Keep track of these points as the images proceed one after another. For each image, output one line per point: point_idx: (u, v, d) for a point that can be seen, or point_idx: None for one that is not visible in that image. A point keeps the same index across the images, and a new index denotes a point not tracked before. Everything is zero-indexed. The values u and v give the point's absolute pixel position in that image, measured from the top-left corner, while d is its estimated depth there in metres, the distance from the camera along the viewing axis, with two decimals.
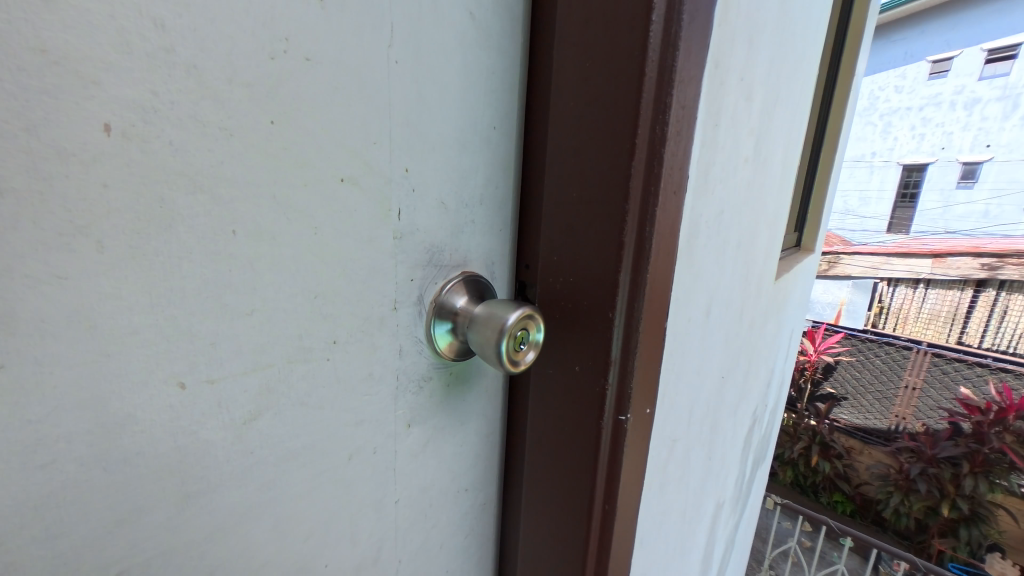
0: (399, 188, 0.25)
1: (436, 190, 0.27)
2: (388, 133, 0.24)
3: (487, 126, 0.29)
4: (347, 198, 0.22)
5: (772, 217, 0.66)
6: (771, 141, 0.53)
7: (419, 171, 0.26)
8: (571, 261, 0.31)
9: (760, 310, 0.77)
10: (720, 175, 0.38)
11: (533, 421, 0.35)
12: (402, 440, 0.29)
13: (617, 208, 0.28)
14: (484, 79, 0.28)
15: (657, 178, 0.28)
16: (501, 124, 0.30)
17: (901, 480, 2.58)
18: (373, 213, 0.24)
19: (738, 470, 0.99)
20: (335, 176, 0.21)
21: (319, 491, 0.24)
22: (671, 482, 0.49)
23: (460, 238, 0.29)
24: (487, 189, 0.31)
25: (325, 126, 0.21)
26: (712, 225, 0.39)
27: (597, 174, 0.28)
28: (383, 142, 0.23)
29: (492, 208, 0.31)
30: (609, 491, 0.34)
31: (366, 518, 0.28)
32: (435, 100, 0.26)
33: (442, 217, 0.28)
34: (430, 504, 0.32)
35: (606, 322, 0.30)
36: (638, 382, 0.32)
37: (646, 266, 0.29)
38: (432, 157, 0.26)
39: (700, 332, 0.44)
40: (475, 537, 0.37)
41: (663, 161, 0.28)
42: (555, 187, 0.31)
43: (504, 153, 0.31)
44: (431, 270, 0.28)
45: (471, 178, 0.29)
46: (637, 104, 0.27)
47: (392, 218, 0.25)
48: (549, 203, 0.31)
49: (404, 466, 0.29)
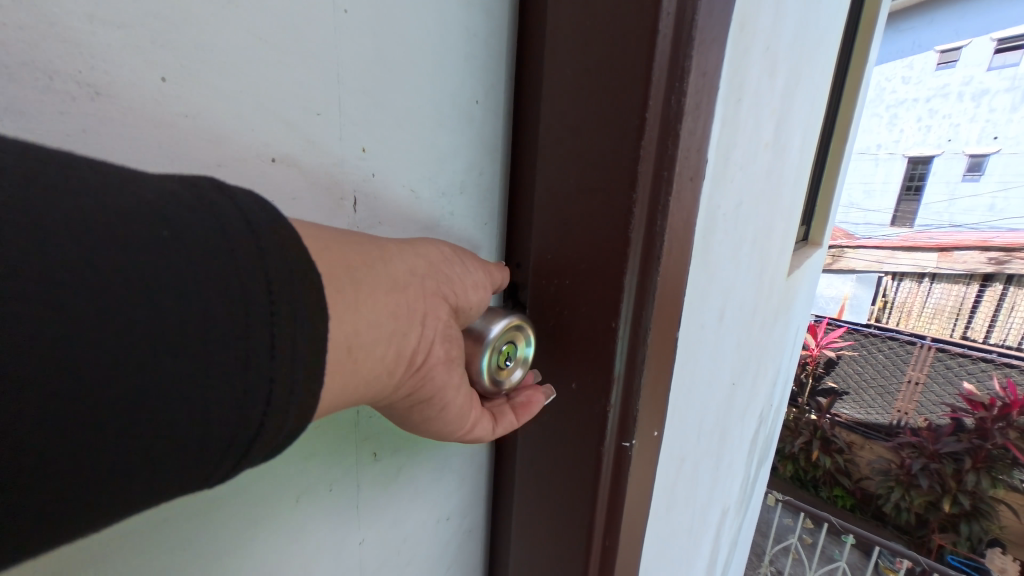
0: (356, 172, 0.20)
1: (404, 175, 0.22)
2: (337, 100, 0.19)
3: (469, 100, 0.25)
4: (283, 180, 0.18)
5: (788, 208, 0.61)
6: (791, 124, 0.48)
7: (384, 152, 0.21)
8: (569, 261, 0.26)
9: (772, 308, 0.72)
10: (740, 162, 0.33)
11: (524, 443, 0.31)
12: (367, 472, 0.25)
13: (622, 196, 0.23)
14: (465, 43, 0.24)
15: (670, 164, 0.23)
16: (485, 99, 0.26)
17: (902, 475, 2.56)
18: (322, 200, 0.19)
19: (744, 473, 0.95)
20: (263, 155, 0.17)
21: (259, 538, 0.21)
22: (676, 502, 0.44)
23: (434, 233, 0.25)
24: (470, 175, 0.26)
25: (250, 92, 0.16)
26: (730, 218, 0.34)
27: (600, 153, 0.24)
28: (331, 112, 0.19)
29: (476, 198, 0.27)
30: (611, 521, 0.29)
31: (336, 556, 0.25)
32: (401, 60, 0.21)
33: (414, 209, 0.23)
34: (405, 540, 0.28)
35: (607, 334, 0.25)
36: (644, 404, 0.28)
37: (656, 267, 0.25)
38: (401, 135, 0.22)
39: (713, 336, 0.39)
40: (461, 568, 0.33)
41: (677, 144, 0.23)
42: (546, 176, 0.26)
43: (490, 135, 0.27)
44: None
45: (448, 163, 0.25)
46: (648, 71, 0.22)
47: (347, 207, 0.20)
48: (542, 195, 0.26)
49: (376, 499, 0.26)
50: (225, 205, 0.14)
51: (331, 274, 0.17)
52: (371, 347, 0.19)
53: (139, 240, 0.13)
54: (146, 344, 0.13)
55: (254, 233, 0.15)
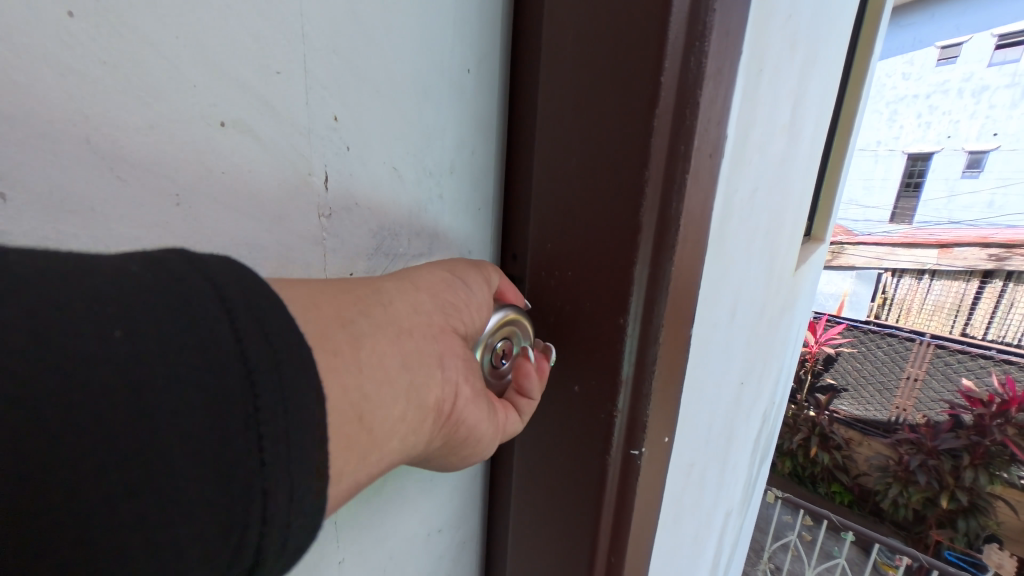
0: (326, 144, 0.18)
1: (385, 151, 0.20)
2: (298, 57, 0.17)
3: (459, 67, 0.22)
4: (235, 149, 0.16)
5: (796, 201, 0.58)
6: (804, 112, 0.45)
7: (360, 121, 0.19)
8: (572, 252, 0.23)
9: (778, 304, 0.70)
10: (758, 144, 0.30)
11: (523, 452, 0.28)
12: None
13: (632, 176, 0.21)
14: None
15: (688, 137, 0.21)
16: (479, 68, 0.23)
17: (901, 471, 2.55)
18: (286, 175, 0.17)
19: (747, 473, 0.92)
20: (210, 119, 0.15)
21: None
22: (682, 512, 0.41)
23: (422, 218, 0.23)
24: (461, 155, 0.24)
25: (194, 40, 0.14)
26: (745, 206, 0.32)
27: (607, 125, 0.21)
28: (292, 71, 0.17)
29: (468, 180, 0.24)
30: (616, 538, 0.27)
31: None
32: (378, 19, 0.19)
33: (397, 190, 0.21)
34: (391, 557, 0.26)
35: (614, 330, 0.23)
36: (655, 408, 0.25)
37: (670, 257, 0.22)
38: (378, 104, 0.19)
39: (725, 334, 0.37)
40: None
41: (696, 115, 0.20)
42: (544, 153, 0.23)
43: (485, 108, 0.24)
44: (380, 260, 0.22)
45: (436, 137, 0.22)
46: (664, 27, 0.19)
47: (316, 184, 0.18)
48: (540, 178, 0.24)
49: (361, 510, 0.23)
50: (195, 280, 0.13)
51: (325, 332, 0.16)
52: (383, 412, 0.17)
53: (83, 306, 0.11)
54: (118, 435, 0.11)
55: (223, 290, 0.13)
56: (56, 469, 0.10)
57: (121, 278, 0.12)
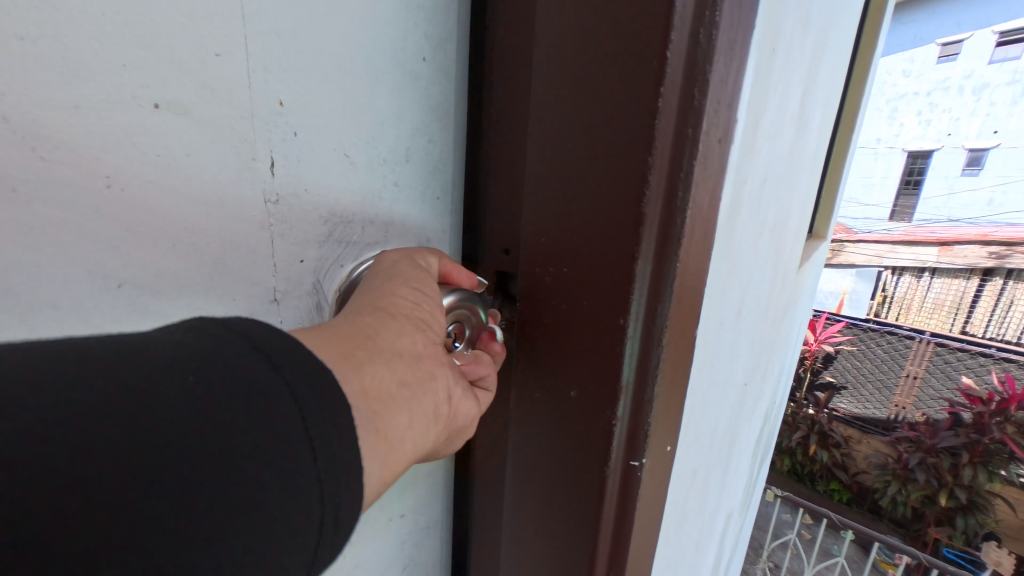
0: (271, 128, 0.18)
1: (334, 136, 0.20)
2: (239, 40, 0.17)
3: (415, 54, 0.22)
4: (169, 132, 0.16)
5: (803, 195, 0.56)
6: (813, 101, 0.43)
7: (306, 105, 0.19)
8: (566, 245, 0.22)
9: (782, 302, 0.68)
10: (768, 133, 0.28)
11: (516, 460, 0.26)
12: None
13: (627, 166, 0.19)
14: None
15: (696, 119, 0.19)
16: (435, 56, 0.23)
17: (899, 469, 2.54)
18: (225, 158, 0.17)
19: (748, 474, 0.90)
20: (146, 101, 0.15)
21: None
22: (684, 518, 0.40)
23: (375, 204, 0.23)
24: (420, 144, 0.24)
25: (126, 23, 0.15)
26: (754, 200, 0.30)
27: (606, 107, 0.19)
28: (234, 54, 0.17)
29: (426, 168, 0.24)
30: (614, 556, 0.25)
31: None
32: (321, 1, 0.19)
33: (348, 176, 0.21)
34: (349, 542, 0.26)
35: (615, 332, 0.21)
36: (657, 415, 0.23)
37: (675, 252, 0.20)
38: (326, 88, 0.20)
39: (730, 334, 0.35)
40: (419, 568, 0.30)
41: (705, 95, 0.18)
42: (534, 141, 0.22)
43: (442, 96, 0.24)
44: (334, 248, 0.22)
45: (391, 125, 0.22)
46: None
47: (261, 170, 0.18)
48: (532, 167, 0.22)
49: None
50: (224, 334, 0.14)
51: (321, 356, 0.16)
52: (397, 422, 0.17)
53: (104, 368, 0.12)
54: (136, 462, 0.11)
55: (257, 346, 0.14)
56: (81, 528, 0.11)
57: (183, 350, 0.13)
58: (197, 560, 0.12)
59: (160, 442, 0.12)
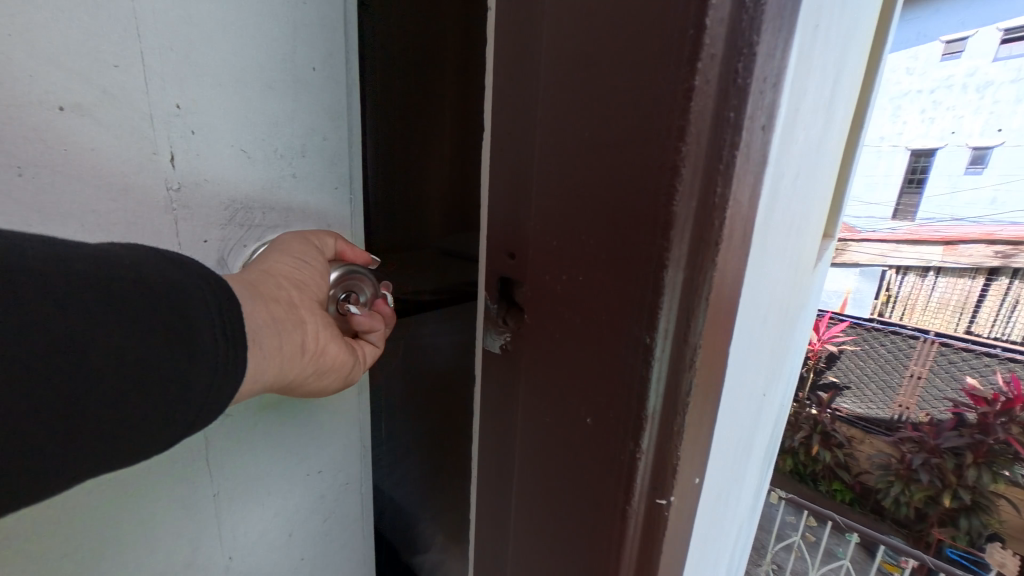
0: (169, 126, 0.25)
1: (231, 136, 0.28)
2: (140, 62, 0.24)
3: (304, 66, 0.30)
4: (74, 126, 0.22)
5: (824, 194, 0.52)
6: (839, 93, 0.40)
7: (199, 111, 0.26)
8: (578, 251, 0.20)
9: (799, 306, 0.64)
10: (803, 127, 0.26)
11: (523, 483, 0.25)
12: (214, 436, 0.32)
13: (635, 167, 0.17)
14: (287, 21, 0.29)
15: (742, 103, 0.15)
16: (323, 66, 0.32)
17: (902, 469, 2.50)
18: (129, 152, 0.24)
19: (756, 483, 0.87)
20: (53, 103, 0.22)
21: (118, 494, 0.28)
22: (713, 539, 0.37)
23: (274, 189, 0.31)
24: (310, 141, 0.32)
25: (42, 48, 0.21)
26: (786, 201, 0.27)
27: (626, 96, 0.17)
28: (131, 69, 0.24)
29: (318, 160, 0.33)
30: None
31: (188, 505, 0.32)
32: (224, 28, 0.26)
33: (246, 167, 0.29)
34: (270, 494, 0.36)
35: (639, 351, 0.18)
36: (689, 449, 0.20)
37: (714, 259, 0.17)
38: (220, 98, 0.27)
39: (756, 347, 0.32)
40: (337, 518, 0.42)
41: (753, 74, 0.15)
42: (539, 142, 0.21)
43: (331, 95, 0.32)
44: (238, 229, 0.29)
45: (283, 126, 0.30)
46: None
47: (161, 160, 0.25)
48: (540, 166, 0.21)
49: (233, 454, 0.33)
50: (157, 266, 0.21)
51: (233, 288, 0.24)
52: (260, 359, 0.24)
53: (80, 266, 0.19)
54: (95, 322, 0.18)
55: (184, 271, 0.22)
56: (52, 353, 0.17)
57: (133, 258, 0.20)
58: (124, 384, 0.19)
59: (104, 305, 0.19)
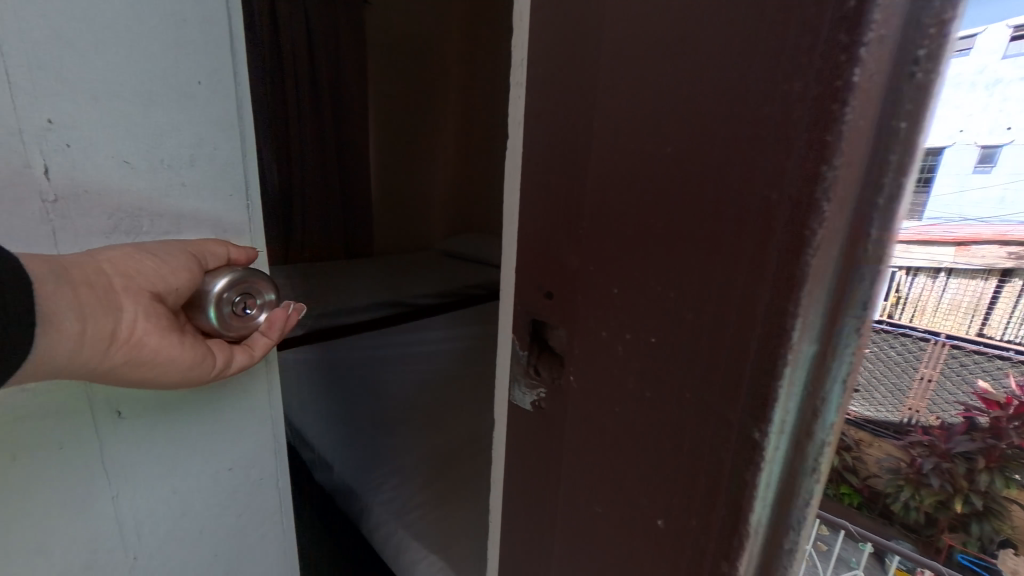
0: (52, 141, 0.35)
1: (113, 151, 0.37)
2: (26, 96, 0.33)
3: (188, 88, 0.40)
4: None
5: None
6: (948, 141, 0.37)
7: (77, 130, 0.35)
8: (693, 355, 0.24)
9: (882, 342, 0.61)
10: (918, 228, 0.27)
11: (625, 531, 0.30)
12: (116, 423, 0.42)
13: (755, 250, 0.21)
14: (166, 60, 0.38)
15: (870, 272, 0.19)
16: (208, 83, 0.41)
17: (913, 474, 2.35)
18: (11, 162, 0.33)
19: None
20: None
21: (25, 476, 0.38)
22: None
23: (162, 191, 0.40)
24: (194, 152, 0.41)
25: None
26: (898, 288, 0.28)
27: (748, 246, 0.21)
28: (18, 102, 0.33)
29: (205, 167, 0.42)
30: None
31: (91, 502, 0.42)
32: (120, 62, 0.36)
33: (130, 173, 0.38)
34: (177, 480, 0.47)
35: (755, 448, 0.22)
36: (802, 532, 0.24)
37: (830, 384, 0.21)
38: (98, 120, 0.36)
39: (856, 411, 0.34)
40: (240, 496, 0.53)
41: (882, 252, 0.18)
42: (662, 229, 0.24)
43: (217, 108, 0.42)
44: (127, 228, 0.39)
45: (165, 142, 0.39)
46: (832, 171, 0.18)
47: (44, 170, 0.35)
48: (657, 277, 0.25)
49: (132, 443, 0.44)
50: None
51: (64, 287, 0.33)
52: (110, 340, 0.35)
53: None
54: None
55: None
56: None
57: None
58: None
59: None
